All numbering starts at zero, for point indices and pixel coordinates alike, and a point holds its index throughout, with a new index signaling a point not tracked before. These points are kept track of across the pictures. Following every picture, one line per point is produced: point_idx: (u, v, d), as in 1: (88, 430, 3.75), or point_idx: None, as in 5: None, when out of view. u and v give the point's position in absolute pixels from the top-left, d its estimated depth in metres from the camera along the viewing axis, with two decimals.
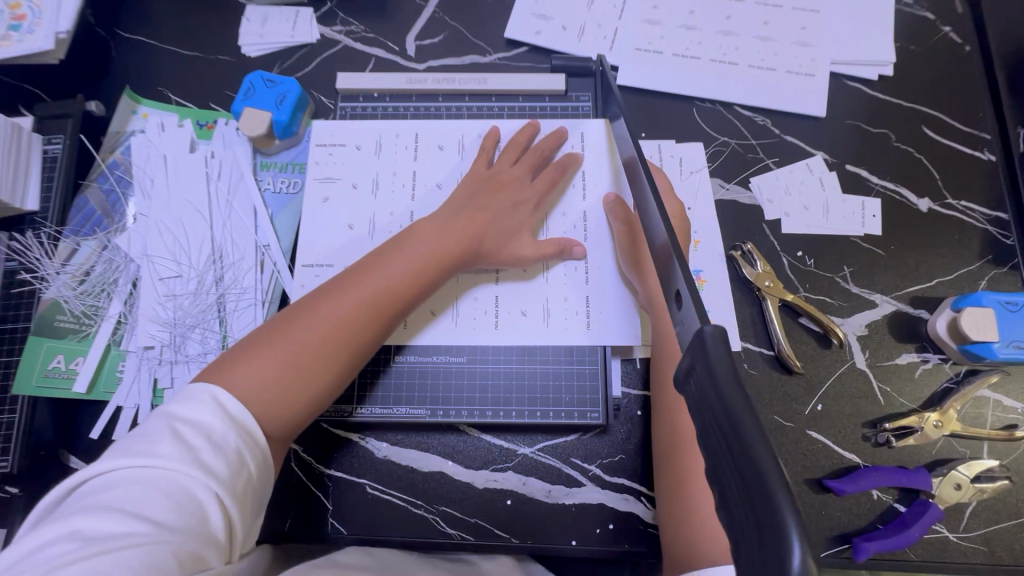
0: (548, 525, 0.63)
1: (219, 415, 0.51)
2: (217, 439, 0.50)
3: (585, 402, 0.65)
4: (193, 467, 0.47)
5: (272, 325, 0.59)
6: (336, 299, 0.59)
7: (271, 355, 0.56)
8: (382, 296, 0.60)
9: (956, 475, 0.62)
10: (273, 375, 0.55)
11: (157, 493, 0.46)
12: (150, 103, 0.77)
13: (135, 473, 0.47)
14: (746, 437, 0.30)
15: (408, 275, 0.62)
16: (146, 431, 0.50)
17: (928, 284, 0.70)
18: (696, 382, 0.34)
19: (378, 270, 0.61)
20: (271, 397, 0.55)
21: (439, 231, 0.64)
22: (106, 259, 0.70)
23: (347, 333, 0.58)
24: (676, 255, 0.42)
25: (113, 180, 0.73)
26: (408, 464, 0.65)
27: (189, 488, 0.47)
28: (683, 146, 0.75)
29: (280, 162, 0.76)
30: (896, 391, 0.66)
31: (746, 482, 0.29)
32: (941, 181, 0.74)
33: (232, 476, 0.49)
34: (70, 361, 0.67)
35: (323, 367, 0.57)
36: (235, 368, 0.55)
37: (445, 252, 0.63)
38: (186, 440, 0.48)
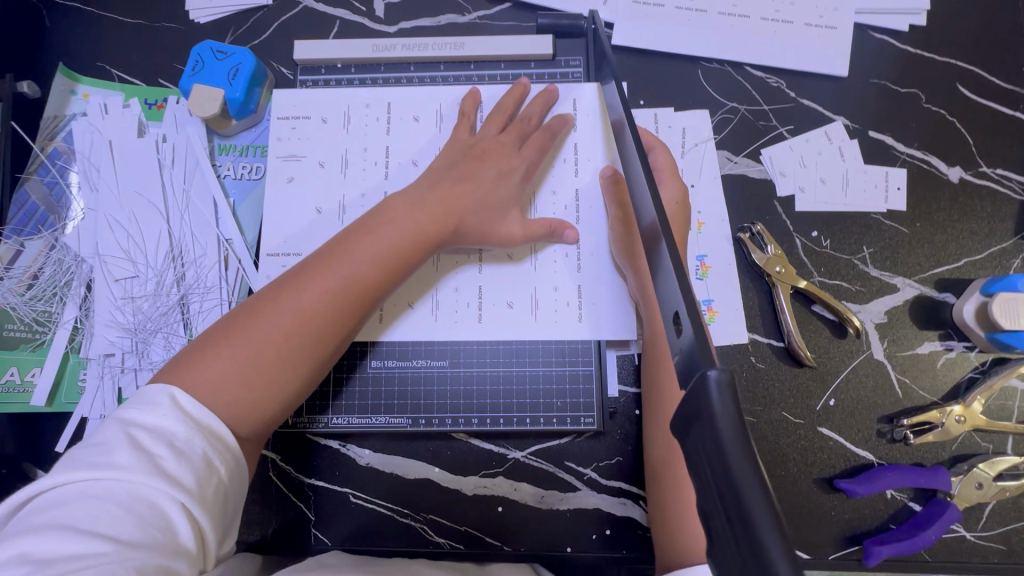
0: (542, 531, 0.60)
1: (183, 417, 0.44)
2: (181, 445, 0.43)
3: (579, 407, 0.61)
4: (154, 478, 0.40)
5: (231, 317, 0.51)
6: (304, 284, 0.52)
7: (231, 351, 0.48)
8: (357, 278, 0.53)
9: (978, 474, 0.57)
10: (238, 373, 0.48)
11: (115, 508, 0.39)
12: (90, 81, 0.69)
13: (88, 486, 0.40)
14: (753, 521, 0.26)
15: (386, 254, 0.54)
16: (100, 438, 0.43)
17: (955, 265, 0.64)
18: (694, 435, 0.29)
19: (350, 249, 0.54)
20: (235, 397, 0.47)
21: (415, 209, 0.56)
22: (55, 260, 0.65)
23: (320, 321, 0.51)
24: (676, 269, 0.36)
25: (55, 172, 0.66)
26: (392, 471, 0.61)
27: (152, 501, 0.40)
28: (687, 115, 0.67)
29: (239, 145, 0.68)
30: (916, 383, 0.61)
31: (743, 551, 0.25)
32: (976, 147, 0.66)
33: (201, 482, 0.43)
34: (25, 373, 0.63)
35: (296, 361, 0.50)
36: (192, 367, 0.48)
37: (423, 230, 0.56)
38: (144, 447, 0.42)
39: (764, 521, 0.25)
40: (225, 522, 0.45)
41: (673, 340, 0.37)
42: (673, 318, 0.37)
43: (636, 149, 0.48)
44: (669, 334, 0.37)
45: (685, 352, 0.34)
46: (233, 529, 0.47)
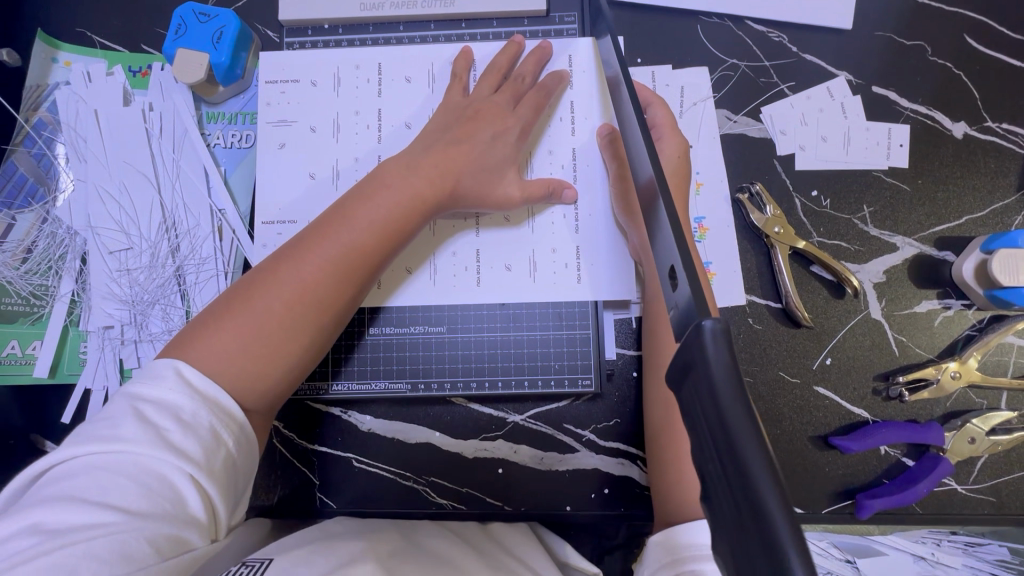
0: (542, 491, 0.61)
1: (188, 391, 0.44)
2: (187, 418, 0.43)
3: (576, 369, 0.61)
4: (162, 451, 0.41)
5: (233, 292, 0.51)
6: (305, 254, 0.52)
7: (235, 323, 0.48)
8: (357, 246, 0.53)
9: (971, 429, 0.58)
10: (243, 345, 0.48)
11: (124, 480, 0.40)
12: (72, 48, 0.67)
13: (98, 459, 0.41)
14: (750, 473, 0.26)
15: (385, 221, 0.54)
16: (109, 413, 0.44)
17: (956, 222, 0.63)
18: (692, 389, 0.29)
19: (349, 217, 0.53)
20: (241, 369, 0.48)
21: (411, 173, 0.56)
22: (48, 233, 0.64)
23: (321, 291, 0.51)
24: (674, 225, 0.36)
25: (42, 143, 0.65)
26: (394, 436, 0.62)
27: (160, 473, 0.41)
28: (685, 72, 0.65)
29: (228, 113, 0.67)
30: (912, 341, 0.61)
31: (740, 502, 0.26)
32: (982, 101, 0.64)
33: (209, 455, 0.43)
34: (26, 346, 0.63)
35: (300, 331, 0.50)
36: (198, 342, 0.48)
37: (419, 195, 0.55)
38: (152, 421, 0.42)
39: (760, 471, 0.25)
40: (237, 491, 0.45)
41: (669, 295, 0.37)
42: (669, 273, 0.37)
43: (635, 116, 0.46)
44: (665, 289, 0.38)
45: (680, 310, 0.34)
46: (246, 498, 0.47)
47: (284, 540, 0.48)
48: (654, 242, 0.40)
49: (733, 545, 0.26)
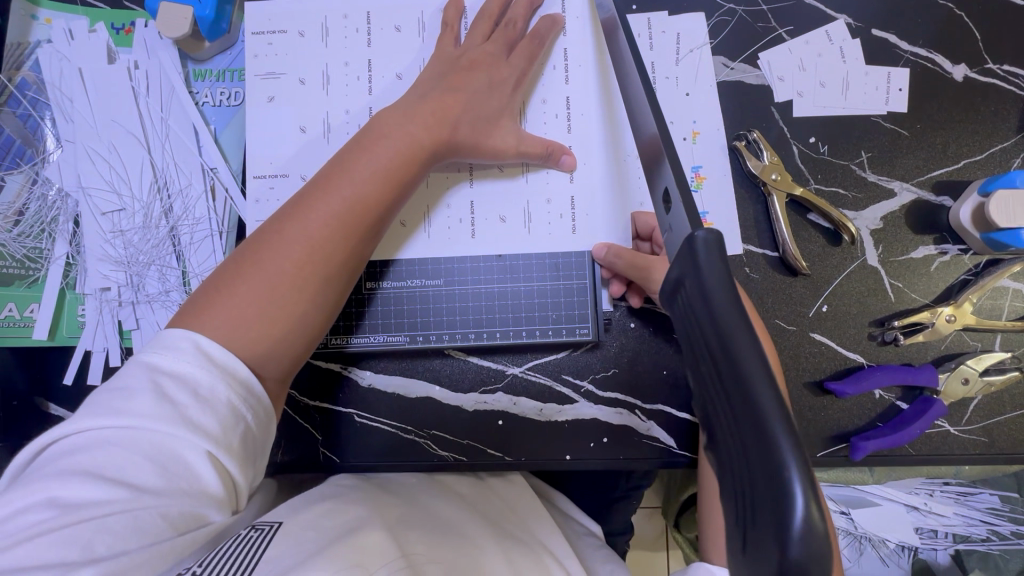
0: (543, 442, 0.62)
1: (207, 365, 0.44)
2: (204, 393, 0.43)
3: (574, 318, 0.61)
4: (178, 428, 0.41)
5: (238, 256, 0.51)
6: (309, 211, 0.51)
7: (247, 288, 0.48)
8: (360, 199, 0.52)
9: (964, 370, 0.59)
10: (256, 310, 0.48)
11: (138, 457, 0.40)
12: (50, 4, 0.65)
13: (112, 434, 0.41)
14: (744, 368, 0.25)
15: (385, 173, 0.53)
16: (124, 382, 0.43)
17: (955, 166, 0.62)
18: (684, 300, 0.31)
19: (349, 170, 0.53)
20: (258, 335, 0.48)
21: (405, 121, 0.55)
22: (39, 195, 0.63)
23: (328, 250, 0.51)
24: (666, 151, 0.39)
25: (26, 104, 0.64)
26: (395, 390, 0.63)
27: (178, 450, 0.41)
28: (681, 18, 0.64)
29: (215, 69, 0.65)
30: (908, 286, 0.62)
31: (736, 412, 0.26)
32: (983, 42, 0.63)
33: (227, 431, 0.43)
34: (24, 309, 0.63)
35: (312, 291, 0.50)
36: (209, 311, 0.47)
37: (414, 147, 0.54)
38: (169, 396, 0.42)
39: (749, 359, 0.25)
40: (254, 467, 0.46)
41: (663, 217, 0.40)
42: (663, 194, 0.40)
43: (637, 72, 0.47)
44: (659, 211, 0.41)
45: (675, 228, 0.37)
46: (262, 468, 0.48)
47: (292, 499, 0.49)
48: (658, 189, 0.42)
49: (733, 459, 0.26)
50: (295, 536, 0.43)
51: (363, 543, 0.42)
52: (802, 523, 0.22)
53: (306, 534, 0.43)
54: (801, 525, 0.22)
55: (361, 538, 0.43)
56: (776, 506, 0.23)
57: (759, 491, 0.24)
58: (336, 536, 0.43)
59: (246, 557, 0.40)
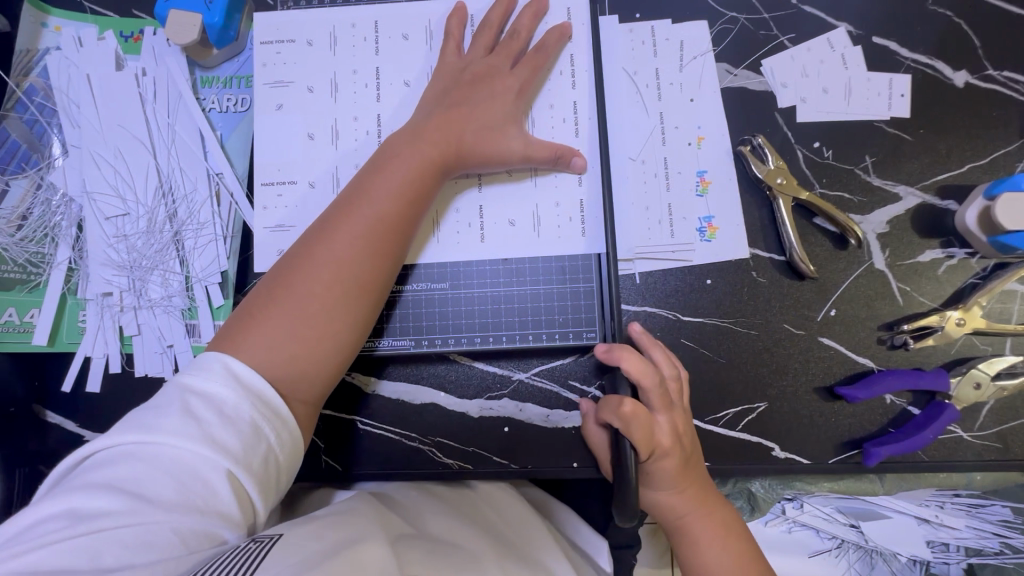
0: (549, 449, 0.61)
1: (232, 384, 0.46)
2: (228, 411, 0.45)
3: (581, 322, 0.60)
4: (199, 444, 0.42)
5: (270, 279, 0.53)
6: (334, 232, 0.53)
7: (280, 311, 0.50)
8: (383, 217, 0.54)
9: (976, 374, 0.58)
10: (288, 332, 0.50)
11: (161, 473, 0.42)
12: (61, 13, 0.65)
13: (139, 449, 0.43)
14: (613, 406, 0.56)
15: (403, 188, 0.55)
16: (158, 400, 0.46)
17: (959, 170, 0.63)
18: None
19: (371, 190, 0.54)
20: (290, 356, 0.50)
21: (418, 139, 0.56)
22: (42, 200, 0.63)
23: (355, 270, 0.52)
24: None
25: (34, 109, 0.64)
26: (399, 397, 0.62)
27: (198, 467, 0.42)
28: (684, 26, 0.64)
29: (222, 77, 0.66)
30: (916, 290, 0.61)
31: None
32: (982, 48, 0.64)
33: (247, 450, 0.44)
34: (24, 314, 0.62)
35: (340, 312, 0.52)
36: (245, 335, 0.50)
37: (428, 161, 0.56)
38: (195, 413, 0.44)
39: None
40: (276, 489, 0.47)
41: None
42: None
43: None
44: None
45: None
46: (284, 492, 0.49)
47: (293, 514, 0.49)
48: None
49: None
50: (295, 547, 0.42)
51: (359, 559, 0.41)
52: None
53: (305, 546, 0.43)
54: None
55: (359, 551, 0.42)
56: None
57: None
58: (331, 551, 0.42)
59: (250, 558, 0.39)
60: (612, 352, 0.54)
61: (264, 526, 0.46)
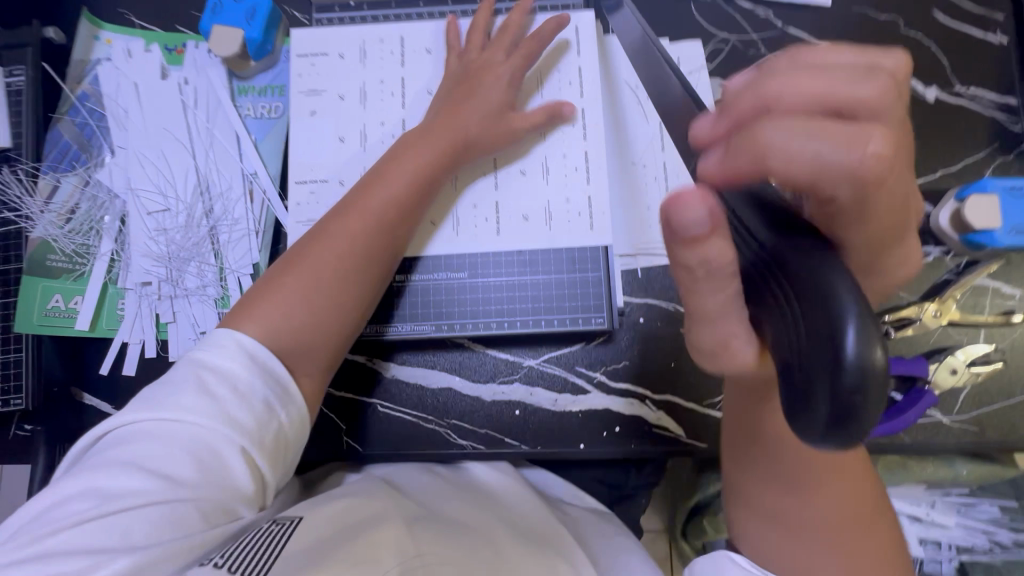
0: (558, 430, 0.65)
1: (244, 365, 0.50)
2: (241, 389, 0.49)
3: (589, 309, 0.65)
4: (216, 423, 0.46)
5: (287, 255, 0.58)
6: (348, 214, 0.58)
7: (295, 283, 0.55)
8: (393, 204, 0.59)
9: (952, 361, 0.64)
10: (301, 302, 0.55)
11: (180, 451, 0.45)
12: (112, 27, 0.72)
13: (158, 428, 0.46)
14: (808, 270, 0.29)
15: (414, 178, 0.60)
16: (171, 380, 0.49)
17: (932, 176, 0.68)
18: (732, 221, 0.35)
19: (384, 178, 0.60)
20: (302, 324, 0.54)
21: (429, 133, 0.62)
22: (90, 196, 0.68)
23: (365, 249, 0.58)
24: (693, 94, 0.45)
25: (85, 113, 0.70)
26: (417, 381, 0.66)
27: (215, 445, 0.46)
28: (681, 44, 0.71)
29: (258, 86, 0.72)
30: (897, 285, 0.66)
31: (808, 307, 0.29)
32: (950, 67, 0.70)
33: (259, 428, 0.48)
34: (69, 301, 0.67)
35: (348, 287, 0.57)
36: (262, 302, 0.54)
37: (437, 155, 0.61)
38: (210, 392, 0.47)
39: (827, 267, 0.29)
40: (286, 461, 0.51)
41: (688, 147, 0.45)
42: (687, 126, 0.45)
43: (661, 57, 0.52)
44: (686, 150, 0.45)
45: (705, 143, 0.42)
46: (292, 466, 0.53)
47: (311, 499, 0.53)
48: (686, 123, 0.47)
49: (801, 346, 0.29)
50: (316, 530, 0.46)
51: (374, 540, 0.45)
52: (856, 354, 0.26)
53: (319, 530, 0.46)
54: (855, 358, 0.26)
55: (372, 535, 0.46)
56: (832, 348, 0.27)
57: (821, 353, 0.28)
58: (340, 538, 0.45)
59: (265, 552, 0.42)
60: (736, 138, 0.33)
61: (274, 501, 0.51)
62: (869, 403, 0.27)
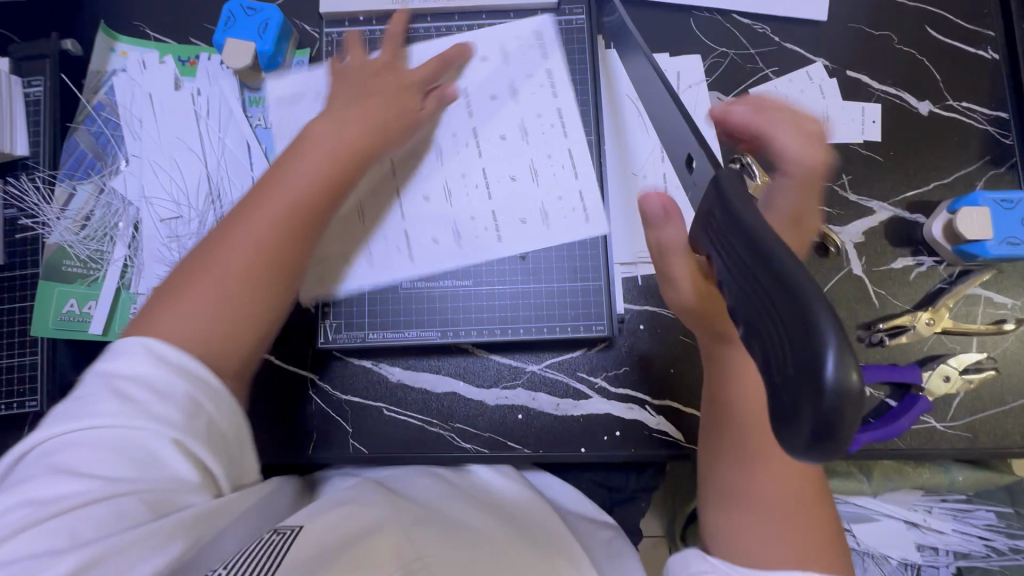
0: (560, 434, 0.66)
1: (161, 361, 0.45)
2: (164, 386, 0.44)
3: (590, 316, 0.67)
4: (143, 419, 0.43)
5: (189, 260, 0.52)
6: (252, 210, 0.53)
7: (197, 291, 0.49)
8: (302, 195, 0.54)
9: (945, 368, 0.65)
10: (206, 310, 0.49)
11: (111, 452, 0.42)
12: (128, 40, 0.74)
13: (83, 435, 0.43)
14: (780, 266, 0.29)
15: (325, 167, 0.56)
16: (85, 391, 0.45)
17: (925, 187, 0.70)
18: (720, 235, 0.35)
19: (292, 169, 0.55)
20: (209, 334, 0.49)
21: (341, 122, 0.58)
22: (104, 203, 0.70)
23: (274, 246, 0.52)
24: (687, 119, 0.45)
25: (101, 122, 0.72)
26: (421, 385, 0.68)
27: (146, 441, 0.43)
28: (680, 59, 0.73)
29: (268, 97, 0.73)
30: (892, 294, 0.68)
31: (786, 324, 0.28)
32: (943, 82, 0.72)
33: (193, 418, 0.44)
34: (83, 305, 0.68)
35: (257, 289, 0.51)
36: (161, 316, 0.48)
37: (352, 143, 0.58)
38: (131, 394, 0.44)
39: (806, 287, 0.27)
40: (232, 449, 0.48)
41: (690, 180, 0.46)
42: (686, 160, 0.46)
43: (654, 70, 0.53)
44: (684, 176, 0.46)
45: (700, 182, 0.42)
46: (243, 453, 0.49)
47: (313, 507, 0.54)
48: (681, 154, 0.48)
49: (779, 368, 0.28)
50: (316, 538, 0.46)
51: (374, 545, 0.46)
52: (835, 377, 0.25)
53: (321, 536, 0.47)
54: (833, 380, 0.25)
55: (376, 540, 0.46)
56: (807, 367, 0.26)
57: (799, 374, 0.27)
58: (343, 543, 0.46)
59: (268, 558, 0.43)
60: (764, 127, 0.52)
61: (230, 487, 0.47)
62: (846, 414, 0.25)
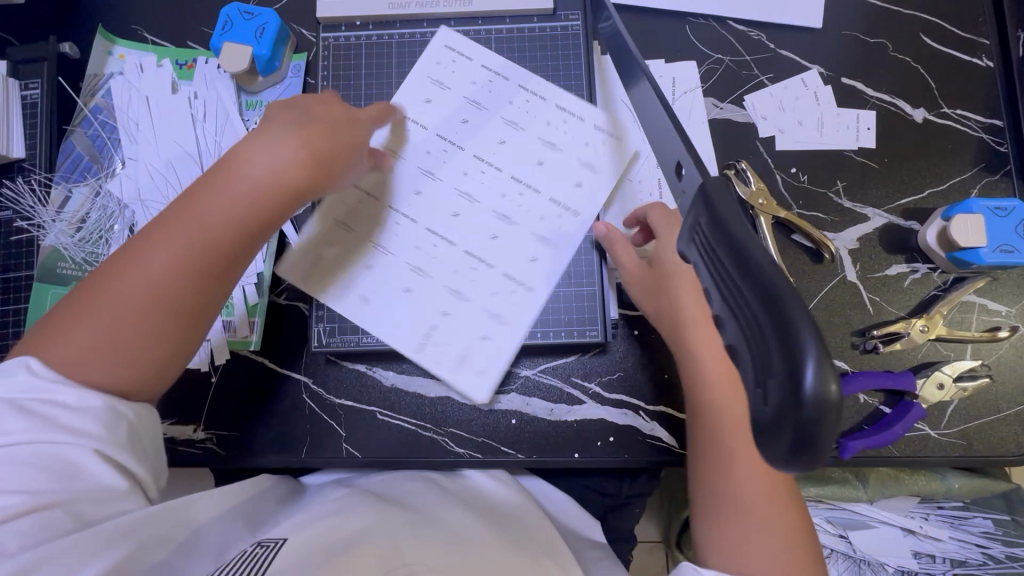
0: (553, 440, 0.66)
1: (68, 381, 0.46)
2: (76, 402, 0.46)
3: (584, 321, 0.67)
4: (57, 434, 0.44)
5: (89, 284, 0.50)
6: (161, 245, 0.50)
7: (92, 323, 0.48)
8: (216, 240, 0.51)
9: (939, 376, 0.65)
10: (99, 343, 0.48)
11: (26, 467, 0.43)
12: (126, 43, 0.74)
13: None
14: (764, 276, 0.29)
15: (249, 211, 0.52)
16: None
17: (920, 195, 0.70)
18: (705, 236, 0.35)
19: (213, 208, 0.51)
20: (102, 372, 0.48)
21: (275, 154, 0.53)
22: (100, 206, 0.70)
23: (180, 290, 0.50)
24: (676, 125, 0.45)
25: (98, 125, 0.72)
26: (415, 390, 0.68)
27: (63, 454, 0.44)
28: (675, 65, 0.73)
29: (265, 100, 0.74)
30: (886, 301, 0.68)
31: (765, 333, 0.28)
32: (938, 90, 0.73)
33: (112, 428, 0.46)
34: None
35: (157, 329, 0.50)
36: (53, 343, 0.47)
37: (282, 181, 0.53)
38: (41, 411, 0.44)
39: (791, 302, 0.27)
40: (147, 455, 0.50)
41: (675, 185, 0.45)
42: (675, 166, 0.45)
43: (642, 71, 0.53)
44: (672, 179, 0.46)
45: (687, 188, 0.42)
46: (156, 455, 0.52)
47: (300, 518, 0.54)
48: (669, 161, 0.47)
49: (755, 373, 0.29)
50: (302, 546, 0.47)
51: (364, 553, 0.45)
52: (814, 390, 0.26)
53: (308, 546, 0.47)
54: (811, 390, 0.26)
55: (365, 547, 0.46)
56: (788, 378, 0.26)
57: (777, 384, 0.27)
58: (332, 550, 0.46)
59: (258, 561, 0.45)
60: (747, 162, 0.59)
61: (152, 490, 0.50)
62: (824, 423, 0.26)
